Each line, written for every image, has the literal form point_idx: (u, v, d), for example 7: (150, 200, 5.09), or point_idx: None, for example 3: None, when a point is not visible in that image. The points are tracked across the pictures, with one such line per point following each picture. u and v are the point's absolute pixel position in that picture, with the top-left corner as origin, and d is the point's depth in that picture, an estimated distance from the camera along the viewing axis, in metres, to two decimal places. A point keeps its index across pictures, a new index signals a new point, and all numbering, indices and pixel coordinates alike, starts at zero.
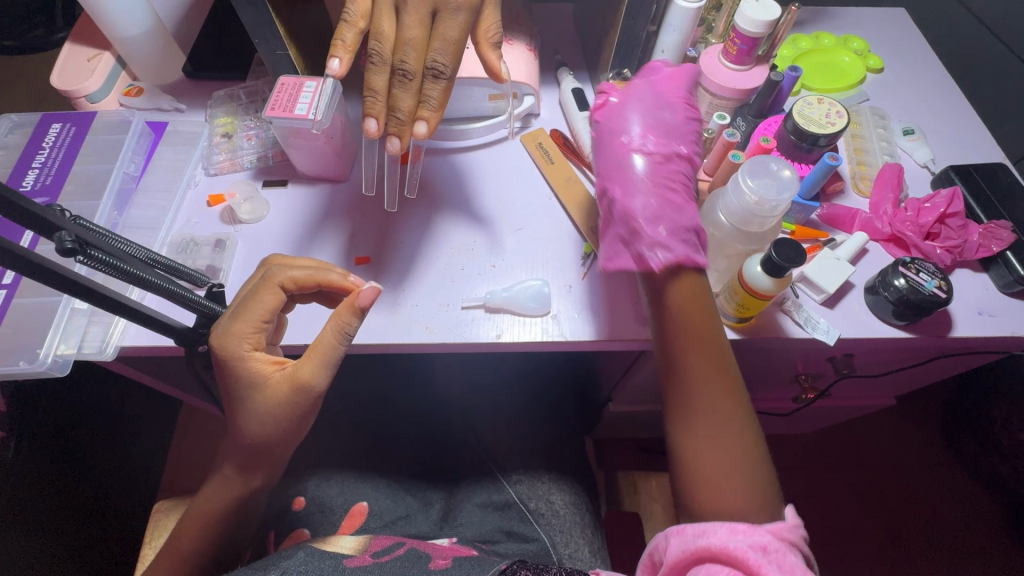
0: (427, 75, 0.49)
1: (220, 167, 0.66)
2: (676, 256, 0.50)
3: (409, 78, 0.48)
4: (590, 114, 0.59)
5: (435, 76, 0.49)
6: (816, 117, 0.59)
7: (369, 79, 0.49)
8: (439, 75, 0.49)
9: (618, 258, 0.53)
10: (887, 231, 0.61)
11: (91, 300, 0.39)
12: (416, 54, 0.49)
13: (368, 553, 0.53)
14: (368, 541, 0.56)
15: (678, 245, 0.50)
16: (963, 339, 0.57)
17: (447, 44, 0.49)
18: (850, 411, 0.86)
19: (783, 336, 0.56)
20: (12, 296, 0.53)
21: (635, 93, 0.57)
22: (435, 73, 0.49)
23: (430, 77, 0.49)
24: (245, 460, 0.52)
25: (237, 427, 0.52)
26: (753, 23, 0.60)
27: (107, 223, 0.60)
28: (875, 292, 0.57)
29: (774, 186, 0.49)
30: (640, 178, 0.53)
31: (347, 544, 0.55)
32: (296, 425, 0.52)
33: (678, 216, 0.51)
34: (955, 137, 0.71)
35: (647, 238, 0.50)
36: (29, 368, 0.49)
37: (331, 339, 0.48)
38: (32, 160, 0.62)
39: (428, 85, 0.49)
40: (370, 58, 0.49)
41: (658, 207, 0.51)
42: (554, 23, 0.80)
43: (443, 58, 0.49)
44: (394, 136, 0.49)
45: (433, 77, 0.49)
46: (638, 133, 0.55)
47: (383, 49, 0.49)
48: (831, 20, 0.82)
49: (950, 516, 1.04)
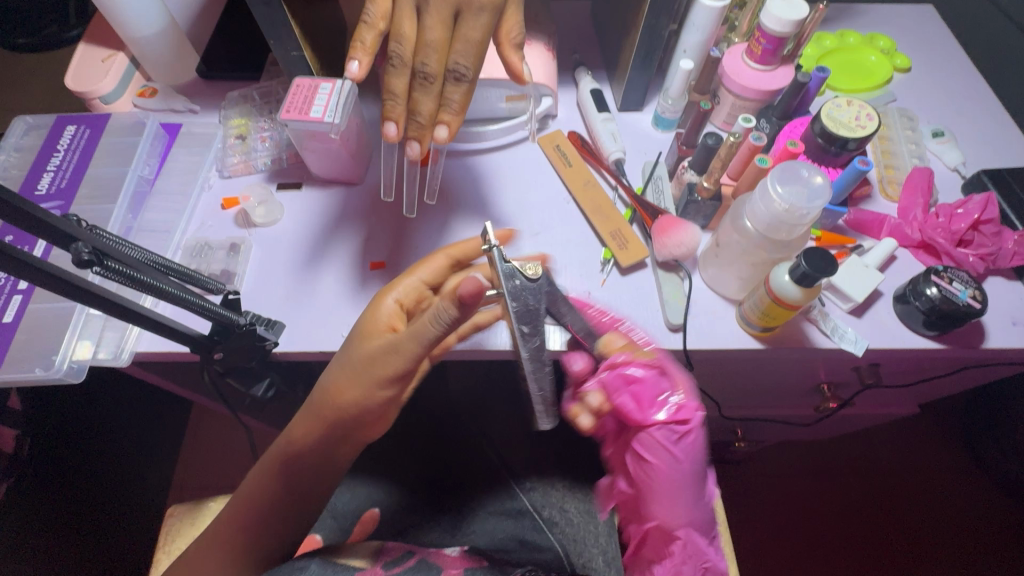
0: (448, 78, 0.48)
1: (235, 170, 0.65)
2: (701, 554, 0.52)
3: (430, 81, 0.47)
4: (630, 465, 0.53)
5: (456, 79, 0.48)
6: (845, 119, 0.57)
7: (389, 82, 0.48)
8: (461, 77, 0.48)
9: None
10: (918, 238, 0.59)
11: (104, 307, 0.39)
12: (437, 56, 0.47)
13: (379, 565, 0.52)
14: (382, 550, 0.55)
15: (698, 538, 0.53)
16: (997, 350, 0.55)
17: (470, 46, 0.48)
18: (872, 418, 0.84)
19: (809, 346, 0.55)
20: (28, 301, 0.53)
21: (673, 492, 0.52)
22: (456, 76, 0.48)
23: (452, 79, 0.48)
24: (318, 422, 0.50)
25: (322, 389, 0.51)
26: (780, 23, 0.59)
27: (122, 226, 0.59)
28: (905, 302, 0.55)
29: (806, 193, 0.47)
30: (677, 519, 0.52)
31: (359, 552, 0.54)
32: (371, 388, 0.48)
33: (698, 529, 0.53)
34: (987, 139, 0.69)
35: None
36: (45, 375, 0.49)
37: (428, 318, 0.44)
38: (46, 163, 0.62)
39: (449, 89, 0.48)
40: (390, 60, 0.48)
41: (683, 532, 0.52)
42: (571, 22, 0.78)
43: (465, 60, 0.48)
44: (414, 141, 0.48)
45: (455, 79, 0.48)
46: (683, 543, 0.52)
47: (403, 51, 0.48)
48: (856, 18, 0.80)
49: (972, 525, 1.02)
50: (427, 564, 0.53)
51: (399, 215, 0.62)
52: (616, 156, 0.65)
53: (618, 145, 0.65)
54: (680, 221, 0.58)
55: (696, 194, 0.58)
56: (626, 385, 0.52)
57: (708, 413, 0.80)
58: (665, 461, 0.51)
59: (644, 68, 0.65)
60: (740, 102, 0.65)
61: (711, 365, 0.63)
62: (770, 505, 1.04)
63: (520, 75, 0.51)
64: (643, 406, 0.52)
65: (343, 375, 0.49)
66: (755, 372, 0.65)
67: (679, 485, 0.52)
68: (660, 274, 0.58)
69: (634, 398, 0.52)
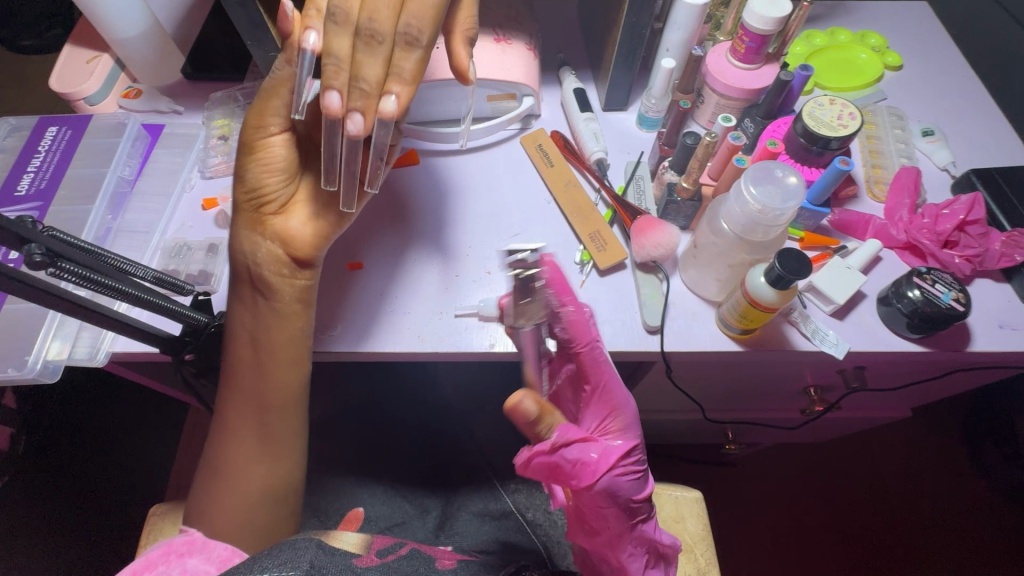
0: (398, 42, 0.43)
1: (216, 171, 0.65)
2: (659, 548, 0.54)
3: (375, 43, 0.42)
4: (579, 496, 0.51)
5: (407, 43, 0.43)
6: (827, 118, 0.57)
7: (330, 42, 0.42)
8: (415, 43, 0.43)
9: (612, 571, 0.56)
10: (903, 239, 0.58)
11: (73, 313, 0.39)
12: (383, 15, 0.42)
13: (373, 552, 0.51)
14: (370, 539, 0.53)
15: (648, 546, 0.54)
16: (984, 353, 0.54)
17: (423, 8, 0.43)
18: (863, 422, 0.83)
19: (789, 349, 0.54)
20: (4, 303, 0.53)
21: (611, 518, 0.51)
22: (407, 39, 0.42)
23: (403, 43, 0.43)
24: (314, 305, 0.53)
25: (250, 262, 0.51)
26: (762, 20, 0.58)
27: (101, 227, 0.60)
28: (888, 303, 0.54)
29: (779, 194, 0.47)
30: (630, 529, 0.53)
31: (351, 539, 0.52)
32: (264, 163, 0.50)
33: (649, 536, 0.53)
34: (979, 139, 0.68)
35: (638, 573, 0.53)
36: (18, 375, 0.49)
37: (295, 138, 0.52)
38: (27, 164, 0.62)
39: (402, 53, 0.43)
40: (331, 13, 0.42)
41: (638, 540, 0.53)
42: (558, 22, 0.78)
43: (418, 22, 0.42)
44: (357, 114, 0.42)
45: (406, 43, 0.42)
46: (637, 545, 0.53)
47: (347, 8, 0.42)
48: (847, 15, 0.79)
49: (972, 529, 1.00)
50: (419, 554, 0.53)
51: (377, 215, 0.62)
52: (598, 156, 0.64)
53: (600, 145, 0.65)
54: (659, 222, 0.57)
55: (676, 195, 0.58)
56: (566, 458, 0.47)
57: (694, 416, 0.79)
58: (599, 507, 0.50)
59: (627, 68, 0.65)
60: (724, 101, 0.64)
61: (693, 367, 0.62)
62: (764, 510, 1.03)
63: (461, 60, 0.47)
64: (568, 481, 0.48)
65: (250, 166, 0.50)
66: (738, 374, 0.64)
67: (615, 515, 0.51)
68: (638, 275, 0.57)
69: (560, 476, 0.47)
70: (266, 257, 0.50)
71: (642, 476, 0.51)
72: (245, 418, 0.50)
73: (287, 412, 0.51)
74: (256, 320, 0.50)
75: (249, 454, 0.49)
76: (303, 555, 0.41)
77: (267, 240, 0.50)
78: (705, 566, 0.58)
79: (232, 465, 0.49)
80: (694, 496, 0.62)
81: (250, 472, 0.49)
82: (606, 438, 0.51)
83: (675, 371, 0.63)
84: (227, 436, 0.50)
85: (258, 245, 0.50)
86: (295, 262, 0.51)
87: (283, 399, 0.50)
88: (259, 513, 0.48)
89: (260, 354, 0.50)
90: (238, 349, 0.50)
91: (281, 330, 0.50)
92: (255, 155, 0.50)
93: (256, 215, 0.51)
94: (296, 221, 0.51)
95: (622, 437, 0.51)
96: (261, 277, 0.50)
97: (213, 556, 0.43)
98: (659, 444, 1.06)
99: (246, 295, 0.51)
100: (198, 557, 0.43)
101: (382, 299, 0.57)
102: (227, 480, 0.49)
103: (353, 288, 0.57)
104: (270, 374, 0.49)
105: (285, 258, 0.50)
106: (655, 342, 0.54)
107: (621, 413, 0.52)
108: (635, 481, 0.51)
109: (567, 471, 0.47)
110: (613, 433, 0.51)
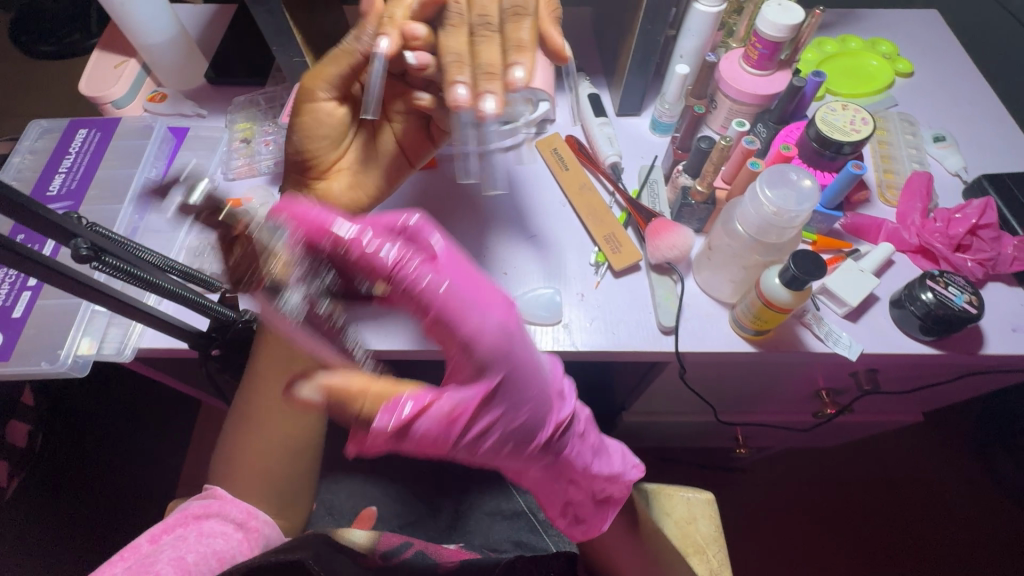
0: (507, 16, 0.48)
1: (239, 173, 0.67)
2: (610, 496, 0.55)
3: (490, 26, 0.47)
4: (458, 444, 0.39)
5: (515, 15, 0.48)
6: (840, 124, 0.57)
7: (446, 43, 0.47)
8: (521, 12, 0.48)
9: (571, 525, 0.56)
10: (915, 243, 0.59)
11: (109, 306, 0.41)
12: (493, 4, 0.48)
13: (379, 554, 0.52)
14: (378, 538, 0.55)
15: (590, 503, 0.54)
16: (997, 356, 0.54)
17: None
18: (876, 426, 0.83)
19: (802, 351, 0.55)
20: (37, 298, 0.54)
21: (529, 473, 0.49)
22: (514, 11, 0.48)
23: (512, 16, 0.48)
24: None
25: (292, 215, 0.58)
26: (775, 27, 0.59)
27: (129, 227, 0.61)
28: (900, 306, 0.54)
29: (794, 197, 0.48)
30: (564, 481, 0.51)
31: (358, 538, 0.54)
32: (313, 130, 0.56)
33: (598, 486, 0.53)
34: (991, 145, 0.68)
35: (576, 519, 0.55)
36: (51, 368, 0.51)
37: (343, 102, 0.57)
38: (58, 165, 0.64)
39: (513, 27, 0.48)
40: (449, 21, 0.48)
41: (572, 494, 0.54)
42: (572, 30, 0.79)
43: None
44: (490, 93, 0.45)
45: (516, 16, 0.48)
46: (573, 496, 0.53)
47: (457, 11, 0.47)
48: (858, 22, 0.80)
49: (984, 537, 1.00)
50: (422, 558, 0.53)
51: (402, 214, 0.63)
52: (613, 160, 0.65)
53: (615, 149, 0.66)
54: (673, 224, 0.58)
55: (690, 198, 0.59)
56: (413, 433, 0.37)
57: (705, 418, 0.79)
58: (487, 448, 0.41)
59: (641, 74, 0.66)
60: (736, 107, 0.65)
61: (705, 368, 0.62)
62: (775, 513, 1.03)
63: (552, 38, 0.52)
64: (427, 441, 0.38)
65: (299, 129, 0.56)
66: (750, 376, 0.65)
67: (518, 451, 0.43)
68: (653, 276, 0.58)
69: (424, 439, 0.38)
70: None
71: (531, 420, 0.42)
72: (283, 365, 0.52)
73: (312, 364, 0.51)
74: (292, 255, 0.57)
75: (275, 402, 0.51)
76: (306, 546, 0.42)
77: (309, 193, 0.58)
78: (718, 567, 0.58)
79: (266, 417, 0.52)
80: (706, 495, 0.62)
81: (283, 417, 0.52)
82: (459, 392, 0.39)
83: (687, 372, 0.63)
84: (262, 381, 0.52)
85: None
86: (330, 219, 0.59)
87: None
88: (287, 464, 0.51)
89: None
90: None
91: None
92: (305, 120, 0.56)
93: (303, 176, 0.58)
94: (338, 187, 0.59)
95: (484, 383, 0.39)
96: None
97: (230, 517, 0.48)
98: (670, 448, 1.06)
99: None
100: (213, 519, 0.48)
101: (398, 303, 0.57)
102: (262, 419, 0.52)
103: None
104: None
105: None
106: (669, 343, 0.55)
107: (479, 346, 0.38)
108: (520, 422, 0.42)
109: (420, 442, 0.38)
110: (471, 381, 0.39)
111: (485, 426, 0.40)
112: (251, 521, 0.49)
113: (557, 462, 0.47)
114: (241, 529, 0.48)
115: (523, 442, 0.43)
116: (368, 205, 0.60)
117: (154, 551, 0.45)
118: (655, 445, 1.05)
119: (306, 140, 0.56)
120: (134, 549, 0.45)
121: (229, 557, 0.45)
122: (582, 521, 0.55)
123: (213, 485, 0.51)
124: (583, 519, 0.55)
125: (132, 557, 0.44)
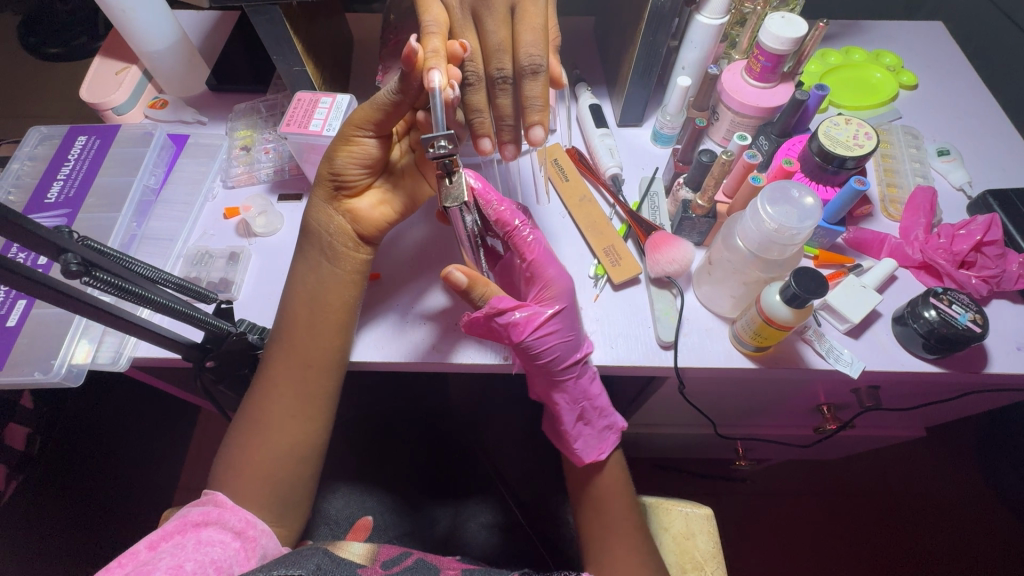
0: (526, 72, 0.52)
1: (238, 181, 0.66)
2: (603, 448, 0.57)
3: (508, 84, 0.53)
4: (521, 337, 0.50)
5: (534, 71, 0.52)
6: (843, 138, 0.57)
7: (470, 100, 0.53)
8: (538, 69, 0.52)
9: (580, 435, 0.57)
10: (918, 258, 0.58)
11: (101, 321, 0.40)
12: (510, 60, 0.53)
13: (378, 563, 0.49)
14: (376, 551, 0.50)
15: (596, 423, 0.58)
16: (1001, 375, 0.54)
17: (537, 38, 0.52)
18: (878, 441, 0.82)
19: (804, 367, 0.54)
20: (32, 307, 0.54)
21: (541, 385, 0.56)
22: (534, 69, 0.52)
23: (531, 73, 0.52)
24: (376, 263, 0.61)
25: (315, 230, 0.55)
26: (778, 40, 0.58)
27: (127, 234, 0.61)
28: (904, 323, 0.54)
29: (796, 213, 0.47)
30: (580, 396, 0.55)
31: (357, 551, 0.49)
32: (356, 160, 0.53)
33: (598, 413, 0.57)
34: (996, 160, 0.68)
35: (579, 434, 0.57)
36: (44, 378, 0.50)
37: (375, 141, 0.53)
38: (57, 172, 0.64)
39: (530, 84, 0.52)
40: (467, 79, 0.52)
41: (580, 411, 0.56)
42: (575, 39, 0.79)
43: (536, 50, 0.52)
44: (510, 143, 0.55)
45: (533, 73, 0.52)
46: (577, 418, 0.57)
47: (477, 67, 0.52)
48: (862, 34, 0.79)
49: (988, 552, 0.98)
50: (425, 565, 0.51)
51: (410, 231, 0.64)
52: (613, 172, 0.65)
53: (615, 160, 0.65)
54: (674, 238, 0.57)
55: (690, 212, 0.58)
56: (498, 321, 0.50)
57: (704, 431, 0.79)
58: (538, 356, 0.52)
59: (643, 85, 0.66)
60: (739, 119, 0.65)
61: (705, 383, 0.62)
62: (776, 525, 1.02)
63: (551, 65, 0.58)
64: (504, 332, 0.50)
65: (338, 153, 0.53)
66: (751, 391, 0.64)
67: (558, 363, 0.53)
68: (652, 290, 0.57)
69: (505, 328, 0.50)
70: (337, 231, 0.55)
71: (573, 339, 0.53)
72: (287, 374, 0.52)
73: (323, 377, 0.52)
74: (317, 280, 0.53)
75: (286, 408, 0.52)
76: (308, 559, 0.40)
77: (340, 215, 0.55)
78: None
79: (266, 427, 0.52)
80: (705, 511, 0.60)
81: (280, 430, 0.51)
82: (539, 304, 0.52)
83: (687, 386, 0.63)
84: (264, 393, 0.52)
85: (330, 219, 0.55)
86: (361, 239, 0.56)
87: (327, 359, 0.52)
88: (282, 473, 0.51)
89: (311, 309, 0.53)
90: (292, 304, 0.53)
91: (336, 293, 0.53)
92: (346, 148, 0.53)
93: (334, 193, 0.55)
94: (367, 205, 0.56)
95: (554, 304, 0.52)
96: (331, 247, 0.54)
97: (228, 526, 0.47)
98: (671, 458, 1.06)
99: (312, 258, 0.54)
100: (212, 527, 0.46)
101: (400, 314, 0.58)
102: (262, 429, 0.52)
103: (370, 297, 0.59)
104: (321, 330, 0.52)
105: (354, 236, 0.55)
106: (669, 358, 0.54)
107: (554, 285, 0.53)
108: (563, 343, 0.52)
109: (500, 331, 0.51)
110: (547, 302, 0.52)
111: (545, 334, 0.51)
112: (249, 531, 0.47)
113: (570, 386, 0.55)
114: (238, 538, 0.46)
115: (557, 357, 0.52)
116: (396, 223, 0.58)
117: (153, 558, 0.42)
118: (655, 455, 1.04)
119: (343, 164, 0.53)
120: (132, 556, 0.42)
121: (229, 566, 0.43)
122: (581, 438, 0.57)
123: (211, 492, 0.50)
124: (582, 429, 0.57)
125: (131, 564, 0.41)
